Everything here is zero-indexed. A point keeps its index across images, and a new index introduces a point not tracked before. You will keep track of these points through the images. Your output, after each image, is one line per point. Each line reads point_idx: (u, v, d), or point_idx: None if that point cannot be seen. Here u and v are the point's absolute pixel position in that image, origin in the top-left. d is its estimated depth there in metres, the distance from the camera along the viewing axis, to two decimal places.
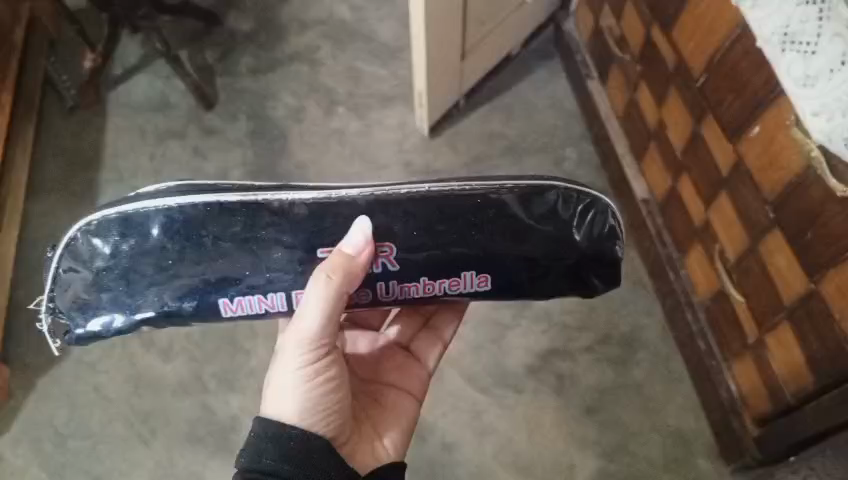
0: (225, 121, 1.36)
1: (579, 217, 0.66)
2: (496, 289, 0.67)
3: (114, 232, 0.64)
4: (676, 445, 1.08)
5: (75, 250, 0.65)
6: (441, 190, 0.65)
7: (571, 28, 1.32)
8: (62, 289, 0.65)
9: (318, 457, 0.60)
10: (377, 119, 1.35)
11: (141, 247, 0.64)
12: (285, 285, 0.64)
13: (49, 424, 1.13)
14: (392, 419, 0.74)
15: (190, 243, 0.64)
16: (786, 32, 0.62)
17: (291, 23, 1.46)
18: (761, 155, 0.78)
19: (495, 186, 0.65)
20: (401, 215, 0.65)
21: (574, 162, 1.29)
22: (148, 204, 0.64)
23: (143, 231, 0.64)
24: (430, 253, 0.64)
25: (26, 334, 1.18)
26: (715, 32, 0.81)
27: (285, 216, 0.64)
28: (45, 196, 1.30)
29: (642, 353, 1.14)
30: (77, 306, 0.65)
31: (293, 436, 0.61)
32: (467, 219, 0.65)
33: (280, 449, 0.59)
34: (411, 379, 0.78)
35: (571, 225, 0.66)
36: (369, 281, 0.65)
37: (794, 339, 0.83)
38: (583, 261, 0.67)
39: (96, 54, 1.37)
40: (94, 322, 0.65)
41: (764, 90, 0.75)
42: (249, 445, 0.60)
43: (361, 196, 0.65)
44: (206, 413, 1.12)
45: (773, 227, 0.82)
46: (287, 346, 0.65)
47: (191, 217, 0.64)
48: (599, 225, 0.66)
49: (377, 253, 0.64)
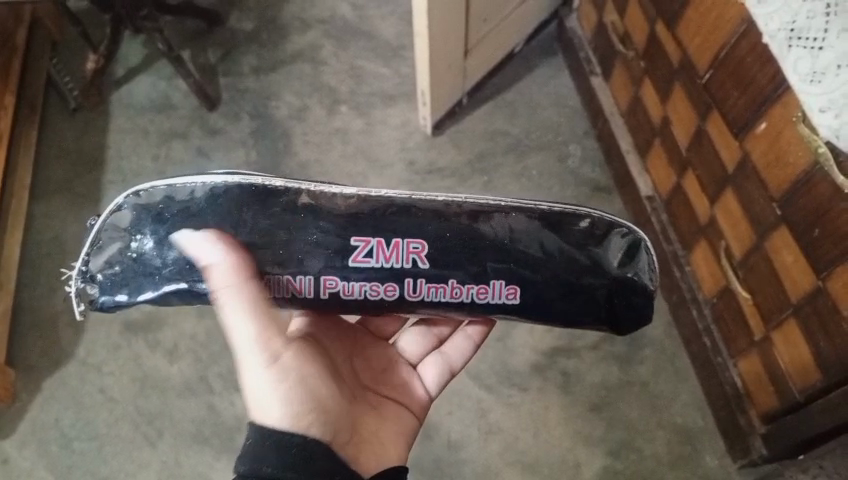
0: (228, 121, 1.36)
1: (611, 244, 0.67)
2: (524, 303, 0.66)
3: (157, 202, 0.64)
4: (682, 442, 1.07)
5: (117, 219, 0.65)
6: (478, 203, 0.66)
7: (574, 24, 1.32)
8: (100, 253, 0.66)
9: (322, 462, 0.59)
10: (380, 118, 1.35)
11: (181, 219, 0.64)
12: (315, 268, 0.64)
13: (55, 425, 1.13)
14: (390, 430, 0.72)
15: (230, 218, 0.63)
16: (793, 28, 0.62)
17: (293, 22, 1.46)
18: (768, 151, 0.78)
19: (530, 204, 0.66)
20: (435, 217, 0.65)
21: (578, 159, 1.29)
22: (194, 179, 0.64)
23: (184, 204, 0.64)
24: (461, 260, 0.65)
25: (31, 335, 1.19)
26: (721, 28, 0.80)
27: (323, 206, 0.64)
28: (49, 198, 1.30)
29: (647, 350, 1.13)
30: (114, 271, 0.66)
31: (294, 442, 0.59)
32: (501, 230, 0.65)
33: (281, 455, 0.58)
34: (413, 398, 0.77)
35: (604, 254, 0.67)
36: (396, 276, 0.65)
37: (802, 338, 0.83)
38: (614, 289, 0.67)
39: (98, 55, 1.35)
40: (128, 287, 0.66)
41: (771, 85, 0.74)
42: (245, 453, 0.58)
43: (398, 197, 0.65)
44: (211, 414, 1.12)
45: (780, 224, 0.81)
46: (241, 364, 0.63)
47: (234, 195, 0.63)
48: (630, 258, 0.67)
49: (408, 249, 0.64)
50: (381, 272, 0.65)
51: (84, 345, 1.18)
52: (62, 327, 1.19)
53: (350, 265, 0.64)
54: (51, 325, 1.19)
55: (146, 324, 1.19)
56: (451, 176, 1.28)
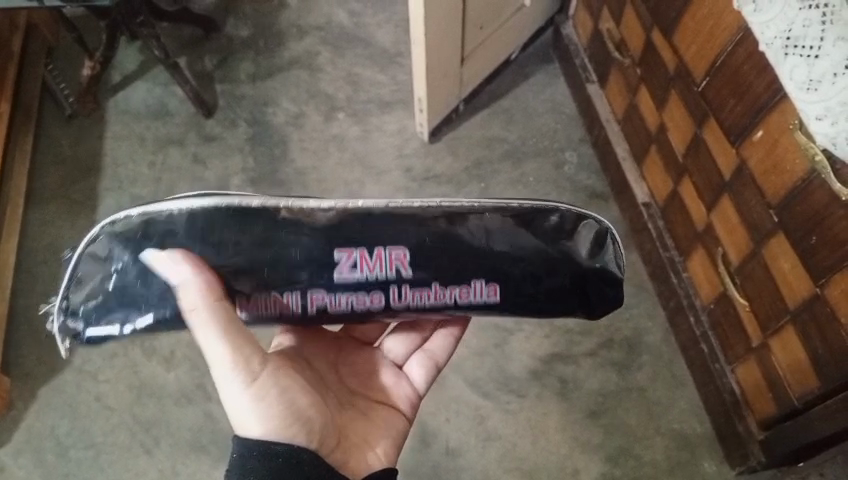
0: (225, 128, 1.36)
1: (580, 237, 0.67)
2: (504, 301, 0.66)
3: (135, 232, 0.62)
4: (680, 448, 1.07)
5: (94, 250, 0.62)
6: (452, 206, 0.65)
7: (570, 31, 1.32)
8: (80, 289, 0.63)
9: (309, 469, 0.60)
10: (378, 124, 1.35)
11: (162, 247, 0.61)
12: (302, 283, 0.63)
13: (51, 434, 1.12)
14: (380, 432, 0.72)
15: (214, 242, 0.61)
16: (789, 37, 0.62)
17: (290, 28, 1.46)
18: (765, 159, 0.79)
19: (502, 204, 0.66)
20: (413, 224, 0.64)
21: (575, 166, 1.29)
22: (171, 206, 0.62)
23: (164, 233, 0.61)
24: (440, 263, 0.64)
25: (27, 343, 1.18)
26: (716, 36, 0.81)
27: (306, 223, 0.63)
28: (44, 205, 1.29)
29: (645, 356, 1.14)
30: (95, 305, 0.62)
31: (281, 453, 0.59)
32: (477, 232, 0.64)
33: (266, 464, 0.58)
34: (402, 400, 0.76)
35: (573, 245, 0.67)
36: (380, 285, 0.64)
37: (800, 344, 0.83)
38: (587, 276, 0.67)
39: (95, 61, 1.34)
40: (110, 320, 0.63)
41: (767, 93, 0.75)
42: (233, 465, 0.59)
43: (377, 207, 0.64)
44: (209, 421, 1.12)
45: (778, 231, 0.82)
46: (217, 382, 0.62)
47: (214, 219, 0.62)
48: (599, 247, 0.67)
49: (390, 259, 0.63)
50: (366, 283, 0.64)
51: (80, 352, 1.17)
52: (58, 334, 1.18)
53: (335, 278, 0.63)
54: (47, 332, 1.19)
55: None
56: (448, 183, 1.28)
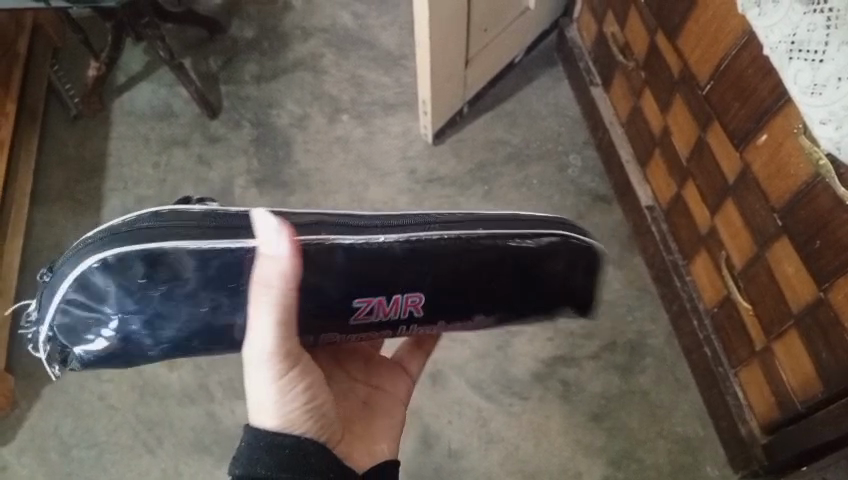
0: (229, 129, 1.36)
1: (581, 263, 0.67)
2: (497, 323, 0.68)
3: (137, 272, 0.56)
4: (683, 452, 1.07)
5: (87, 288, 0.55)
6: (474, 241, 0.61)
7: (574, 34, 1.32)
8: (74, 321, 0.58)
9: (315, 461, 0.57)
10: (381, 126, 1.35)
11: (169, 292, 0.56)
12: (314, 327, 0.60)
13: (55, 434, 1.12)
14: (384, 424, 0.72)
15: (228, 293, 0.57)
16: (794, 41, 0.63)
17: (294, 30, 1.47)
18: (768, 163, 0.79)
19: (519, 234, 0.63)
20: (433, 265, 0.60)
21: (578, 169, 1.29)
22: (177, 246, 0.55)
23: (171, 275, 0.56)
24: (450, 301, 0.63)
25: (30, 342, 1.18)
26: (720, 41, 0.81)
27: (324, 266, 0.58)
28: (49, 205, 1.30)
29: (648, 360, 1.14)
30: (92, 339, 0.59)
31: (288, 445, 0.57)
32: (492, 269, 0.62)
33: (273, 456, 0.56)
34: (400, 386, 0.78)
35: (572, 273, 0.67)
36: (390, 324, 0.63)
37: (804, 348, 0.83)
38: (574, 299, 0.69)
39: (100, 62, 1.34)
40: (110, 353, 0.59)
41: (771, 98, 0.75)
42: (240, 455, 0.57)
43: (398, 244, 0.59)
44: (212, 422, 1.12)
45: (782, 235, 0.82)
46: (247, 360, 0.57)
47: (229, 266, 0.56)
48: (592, 271, 0.69)
49: (406, 303, 0.62)
50: (378, 323, 0.62)
51: None
52: None
53: (350, 321, 0.61)
54: None
55: None
56: (451, 185, 1.29)
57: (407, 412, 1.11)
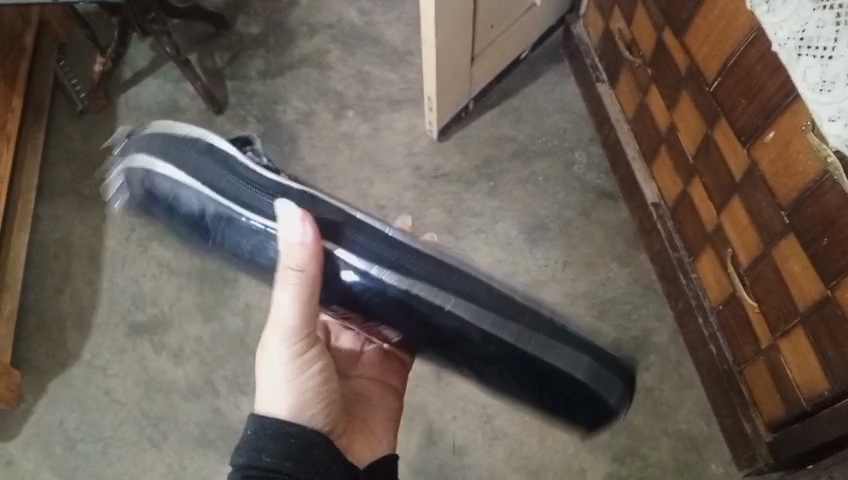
0: (235, 125, 1.37)
1: (590, 395, 0.64)
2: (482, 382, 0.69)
3: (185, 196, 0.68)
4: (687, 449, 1.08)
5: (135, 168, 0.72)
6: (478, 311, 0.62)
7: (580, 31, 1.32)
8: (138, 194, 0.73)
9: (320, 453, 0.60)
10: (387, 122, 1.35)
11: (204, 225, 0.68)
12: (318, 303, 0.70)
13: (60, 428, 1.13)
14: (380, 413, 0.78)
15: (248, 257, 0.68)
16: (803, 37, 0.63)
17: (300, 26, 1.46)
18: (776, 160, 0.78)
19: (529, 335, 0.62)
20: (423, 317, 0.63)
21: (584, 166, 1.29)
22: (219, 197, 0.67)
23: (207, 213, 0.67)
24: (430, 343, 0.66)
25: (36, 337, 1.19)
26: (728, 37, 0.80)
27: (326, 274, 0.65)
28: (55, 199, 1.30)
29: (653, 357, 1.14)
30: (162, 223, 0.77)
31: (294, 434, 0.60)
32: (484, 343, 0.63)
33: (278, 444, 0.59)
34: (392, 374, 0.84)
35: (577, 397, 0.65)
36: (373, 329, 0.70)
37: (810, 346, 0.83)
38: (572, 415, 0.67)
39: (106, 58, 1.34)
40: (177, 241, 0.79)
41: (779, 95, 0.75)
42: (244, 444, 0.59)
43: (395, 286, 0.62)
44: (216, 417, 1.13)
45: (789, 233, 0.81)
46: (269, 342, 0.68)
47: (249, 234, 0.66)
48: (602, 405, 0.65)
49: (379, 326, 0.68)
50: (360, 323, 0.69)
51: (90, 346, 1.18)
52: (69, 328, 1.20)
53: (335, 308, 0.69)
54: (58, 326, 1.20)
55: (152, 327, 1.19)
56: (456, 181, 1.29)
57: (411, 408, 1.11)
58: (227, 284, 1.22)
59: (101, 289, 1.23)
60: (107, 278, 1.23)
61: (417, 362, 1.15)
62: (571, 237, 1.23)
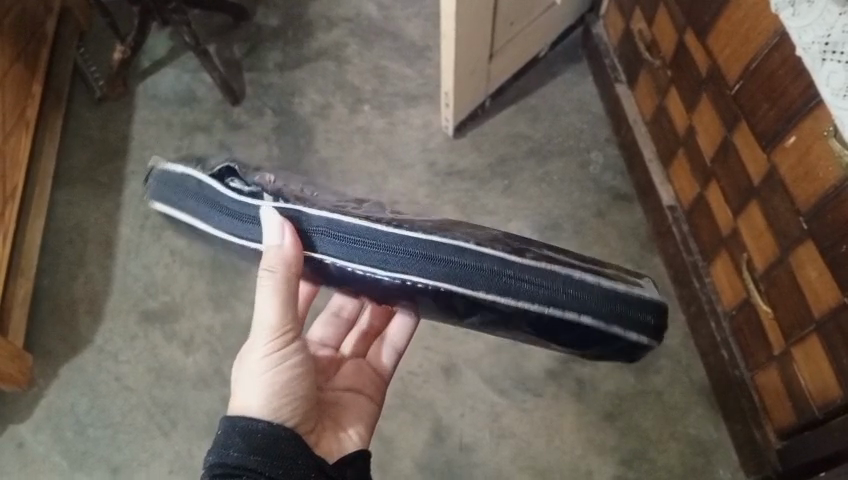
0: (251, 117, 1.36)
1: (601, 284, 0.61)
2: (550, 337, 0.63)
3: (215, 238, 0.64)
4: (695, 454, 1.07)
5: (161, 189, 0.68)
6: (464, 258, 0.57)
7: (600, 32, 1.31)
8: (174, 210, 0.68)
9: (286, 447, 0.58)
10: (403, 118, 1.35)
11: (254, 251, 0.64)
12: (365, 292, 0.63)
13: (71, 412, 1.14)
14: (352, 416, 0.77)
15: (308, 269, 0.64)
16: (828, 42, 0.62)
17: (319, 20, 1.47)
18: (796, 166, 0.77)
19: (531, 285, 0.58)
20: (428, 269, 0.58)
21: (600, 167, 1.28)
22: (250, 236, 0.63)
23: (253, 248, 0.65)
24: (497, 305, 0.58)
25: (50, 322, 1.20)
26: (752, 39, 0.80)
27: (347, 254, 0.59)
28: (71, 186, 1.31)
29: (663, 360, 1.13)
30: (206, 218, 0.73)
31: (260, 429, 0.59)
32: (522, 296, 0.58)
33: (246, 440, 0.58)
34: (367, 384, 0.82)
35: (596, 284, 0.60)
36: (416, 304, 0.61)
37: (823, 355, 0.82)
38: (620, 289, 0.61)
39: (125, 46, 1.34)
40: None
41: (802, 99, 0.74)
42: (216, 443, 0.58)
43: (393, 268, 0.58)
44: (224, 405, 1.13)
45: (806, 239, 0.81)
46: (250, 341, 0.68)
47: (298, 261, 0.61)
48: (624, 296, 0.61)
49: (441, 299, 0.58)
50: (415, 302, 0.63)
51: (102, 332, 1.19)
52: (81, 314, 1.20)
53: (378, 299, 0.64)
54: (71, 311, 1.21)
55: (164, 315, 1.20)
56: (471, 178, 1.29)
57: (419, 405, 1.12)
58: (239, 275, 1.22)
59: (114, 276, 1.23)
60: (120, 265, 1.24)
61: (426, 354, 1.15)
62: (584, 237, 1.23)
